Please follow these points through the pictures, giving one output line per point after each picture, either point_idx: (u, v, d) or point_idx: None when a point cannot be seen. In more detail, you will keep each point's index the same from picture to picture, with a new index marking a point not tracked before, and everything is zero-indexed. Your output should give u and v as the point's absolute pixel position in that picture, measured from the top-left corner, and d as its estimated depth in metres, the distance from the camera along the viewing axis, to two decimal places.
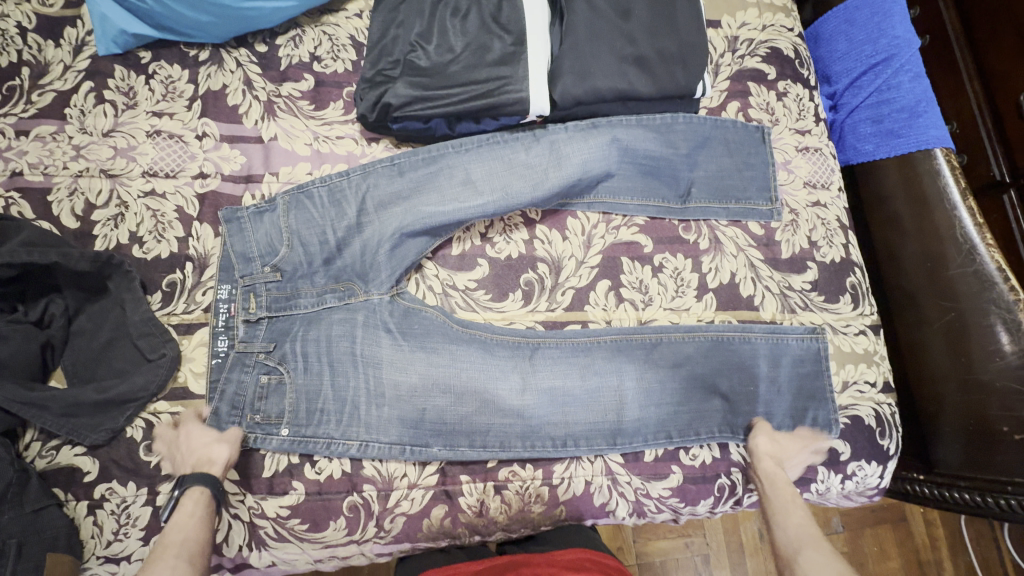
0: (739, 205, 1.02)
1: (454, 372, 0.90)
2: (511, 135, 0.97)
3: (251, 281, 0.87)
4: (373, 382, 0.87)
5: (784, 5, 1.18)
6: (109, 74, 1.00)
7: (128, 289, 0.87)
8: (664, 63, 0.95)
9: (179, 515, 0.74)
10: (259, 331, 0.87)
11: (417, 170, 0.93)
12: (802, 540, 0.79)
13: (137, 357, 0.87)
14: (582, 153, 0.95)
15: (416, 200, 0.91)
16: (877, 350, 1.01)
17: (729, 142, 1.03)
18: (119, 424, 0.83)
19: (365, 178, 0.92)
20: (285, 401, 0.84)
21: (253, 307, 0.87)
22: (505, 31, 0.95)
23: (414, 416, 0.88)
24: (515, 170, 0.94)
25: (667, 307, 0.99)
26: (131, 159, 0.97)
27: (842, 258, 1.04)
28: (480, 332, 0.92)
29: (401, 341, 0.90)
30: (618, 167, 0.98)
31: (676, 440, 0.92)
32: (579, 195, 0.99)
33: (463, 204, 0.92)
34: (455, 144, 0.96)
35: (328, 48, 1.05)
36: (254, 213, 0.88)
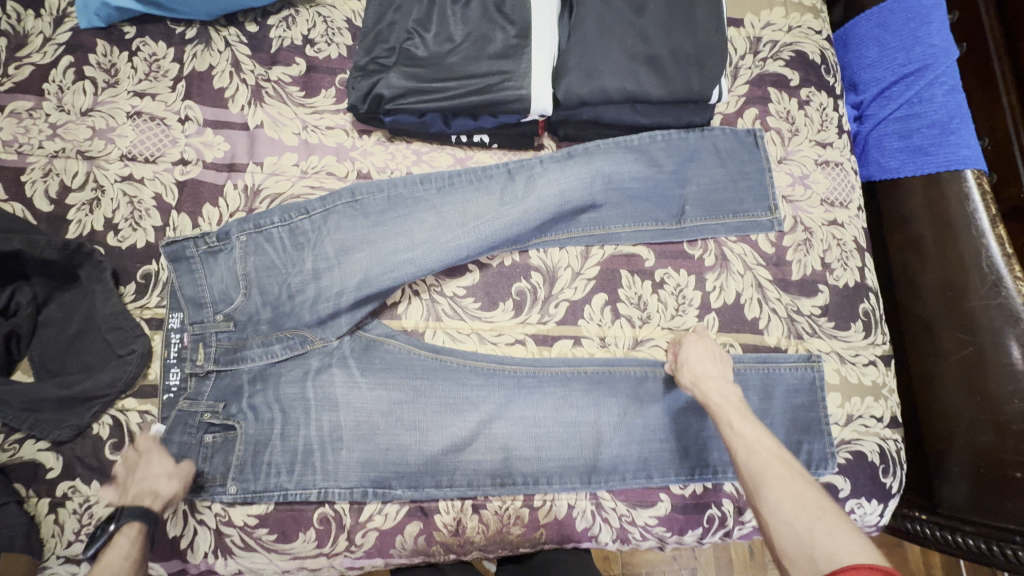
0: (738, 219, 0.96)
1: (418, 409, 0.86)
2: (483, 175, 0.91)
3: (201, 328, 0.83)
4: (328, 428, 0.83)
5: (813, 5, 1.09)
6: (90, 49, 0.95)
7: (98, 281, 0.83)
8: (678, 64, 0.88)
9: (111, 552, 0.71)
10: (205, 388, 0.83)
11: (384, 210, 0.88)
12: (758, 465, 0.67)
13: (106, 352, 0.83)
14: (560, 192, 0.90)
15: (381, 242, 0.87)
16: (886, 382, 0.95)
17: (719, 151, 0.97)
18: (84, 421, 0.80)
19: (327, 217, 0.86)
20: (233, 452, 0.80)
21: (201, 359, 0.83)
22: (508, 21, 0.88)
23: (376, 457, 0.84)
24: (488, 211, 0.89)
25: (666, 326, 0.93)
26: (109, 141, 0.92)
27: (856, 283, 0.98)
28: (453, 358, 0.88)
29: (359, 378, 0.86)
30: (602, 199, 0.93)
31: (655, 481, 0.88)
32: (564, 232, 0.94)
33: (433, 248, 0.87)
34: (421, 181, 0.90)
35: (322, 31, 0.99)
36: (206, 254, 0.83)
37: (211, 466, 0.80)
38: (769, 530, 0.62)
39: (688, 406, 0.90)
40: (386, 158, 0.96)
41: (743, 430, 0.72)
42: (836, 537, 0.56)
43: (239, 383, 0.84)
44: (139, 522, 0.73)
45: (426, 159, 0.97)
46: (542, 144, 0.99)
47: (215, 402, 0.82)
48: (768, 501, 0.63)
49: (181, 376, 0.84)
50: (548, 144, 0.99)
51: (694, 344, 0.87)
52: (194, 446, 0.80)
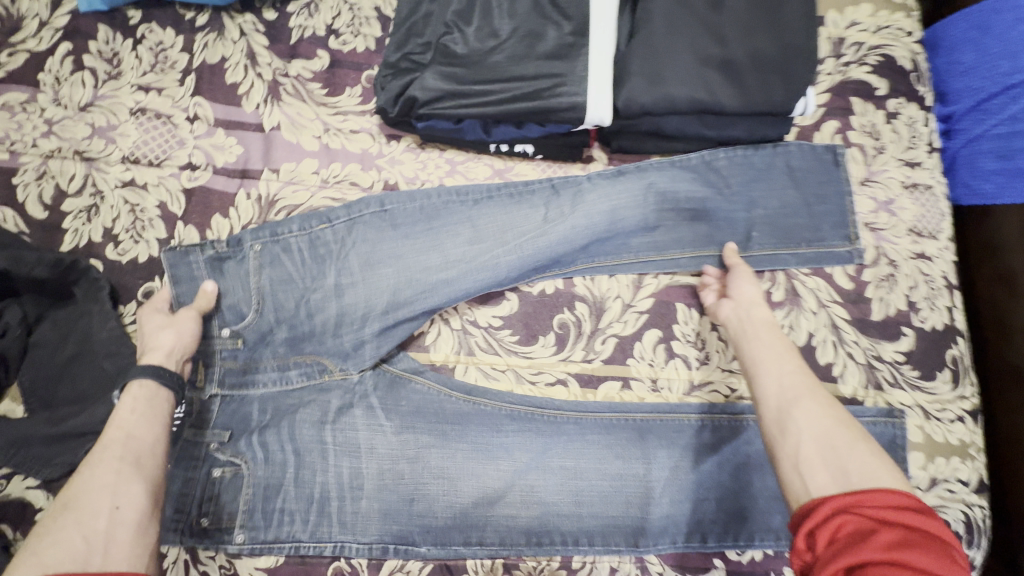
0: (812, 249, 0.83)
1: (448, 454, 0.76)
2: (526, 186, 0.81)
3: (204, 348, 0.75)
4: (349, 471, 0.75)
5: (905, 2, 0.96)
6: (91, 35, 0.85)
7: (95, 301, 0.75)
8: (759, 70, 0.75)
9: (126, 408, 0.64)
10: (211, 414, 0.74)
11: (415, 222, 0.78)
12: (797, 387, 0.63)
13: (103, 381, 0.73)
14: (610, 210, 0.79)
15: (411, 259, 0.76)
16: (973, 441, 0.83)
17: (793, 170, 0.84)
18: (77, 459, 0.71)
19: (352, 229, 0.77)
20: (239, 498, 0.71)
21: (201, 382, 0.75)
22: (563, 16, 0.77)
23: (399, 506, 0.75)
24: (532, 227, 0.78)
25: (726, 370, 0.82)
26: (110, 141, 0.82)
27: (945, 325, 0.85)
28: (486, 401, 0.78)
29: (383, 419, 0.77)
30: (657, 221, 0.81)
31: (711, 546, 0.77)
32: (614, 258, 0.82)
33: (470, 268, 0.77)
34: (457, 189, 0.80)
35: (348, 20, 0.88)
36: (212, 261, 0.74)
37: (217, 508, 0.71)
38: (801, 449, 0.58)
39: (753, 462, 0.78)
40: (416, 168, 0.85)
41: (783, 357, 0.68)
42: (874, 459, 0.55)
43: (246, 412, 0.75)
44: (153, 374, 0.67)
45: (461, 170, 0.86)
46: (591, 156, 0.88)
47: (221, 431, 0.73)
48: (797, 418, 0.60)
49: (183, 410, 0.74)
50: (598, 156, 0.88)
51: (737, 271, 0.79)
52: (202, 483, 0.71)
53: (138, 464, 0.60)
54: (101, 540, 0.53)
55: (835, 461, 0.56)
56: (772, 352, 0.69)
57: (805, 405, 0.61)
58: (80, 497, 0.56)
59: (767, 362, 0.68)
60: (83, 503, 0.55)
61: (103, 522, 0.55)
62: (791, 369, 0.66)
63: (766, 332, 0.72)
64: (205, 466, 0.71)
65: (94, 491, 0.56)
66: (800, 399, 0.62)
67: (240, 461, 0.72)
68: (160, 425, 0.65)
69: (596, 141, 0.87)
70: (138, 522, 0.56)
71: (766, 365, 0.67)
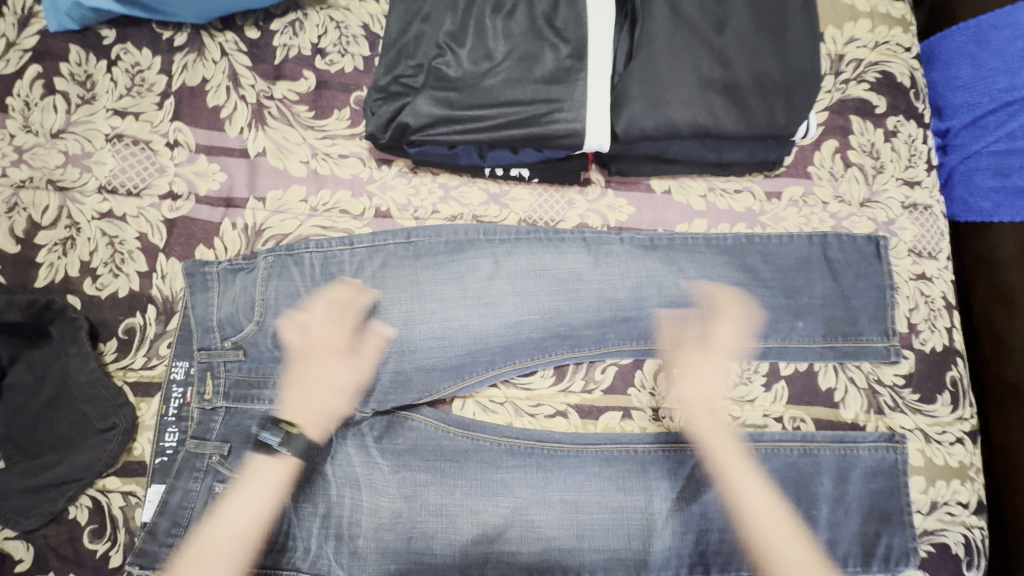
0: (848, 343, 0.81)
1: (447, 492, 0.74)
2: (556, 231, 0.81)
3: (208, 357, 0.73)
4: (350, 504, 0.71)
5: (903, 16, 0.94)
6: (61, 57, 0.80)
7: (72, 341, 0.71)
8: (761, 93, 0.74)
9: (247, 483, 0.68)
10: (213, 425, 0.72)
11: (438, 254, 0.77)
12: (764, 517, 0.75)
13: (84, 425, 0.71)
14: (637, 297, 0.78)
15: (428, 289, 0.75)
16: (973, 462, 0.83)
17: (798, 255, 0.83)
18: (59, 507, 0.68)
19: (372, 255, 0.77)
20: (240, 520, 0.67)
21: (209, 393, 0.72)
22: (560, 38, 0.75)
23: (398, 545, 0.72)
24: (553, 284, 0.77)
25: (727, 398, 0.82)
26: (84, 169, 0.78)
27: (944, 347, 0.86)
28: (486, 438, 0.76)
29: (378, 458, 0.74)
30: (699, 305, 0.79)
31: None
32: (648, 343, 0.80)
33: (488, 312, 0.76)
34: (489, 229, 0.80)
35: (335, 38, 0.85)
36: (226, 271, 0.75)
37: (218, 526, 0.67)
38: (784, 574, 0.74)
39: None
40: (409, 194, 0.82)
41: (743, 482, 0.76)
42: None
43: (247, 426, 0.72)
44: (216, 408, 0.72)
45: (455, 195, 0.83)
46: (589, 178, 0.86)
47: (221, 443, 0.70)
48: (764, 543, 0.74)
49: (179, 438, 0.72)
50: (596, 178, 0.86)
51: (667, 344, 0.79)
52: (202, 496, 0.68)
53: (242, 546, 0.66)
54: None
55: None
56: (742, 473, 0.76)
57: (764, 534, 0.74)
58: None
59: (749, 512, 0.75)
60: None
61: None
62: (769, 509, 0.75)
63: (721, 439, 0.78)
64: (208, 480, 0.69)
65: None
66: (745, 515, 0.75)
67: (244, 480, 0.68)
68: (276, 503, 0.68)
69: (594, 163, 0.86)
70: None
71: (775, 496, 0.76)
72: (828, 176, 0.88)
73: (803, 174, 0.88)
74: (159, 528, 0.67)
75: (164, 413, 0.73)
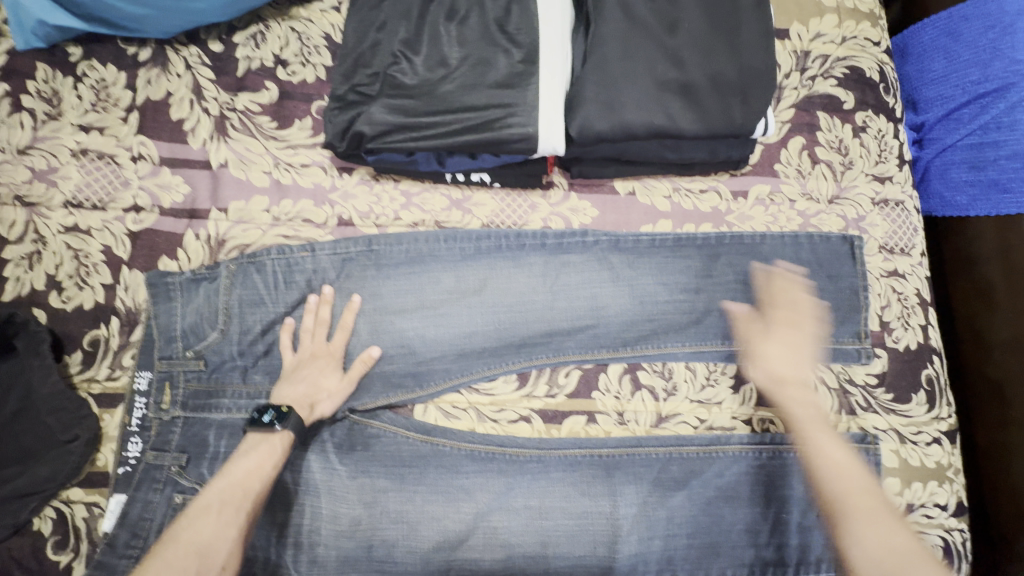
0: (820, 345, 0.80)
1: (407, 498, 0.74)
2: (518, 235, 0.80)
3: (168, 367, 0.74)
4: (310, 513, 0.72)
5: (871, 11, 0.93)
6: (28, 75, 0.82)
7: (36, 354, 0.72)
8: (717, 92, 0.73)
9: (243, 455, 0.66)
10: (172, 436, 0.72)
11: (399, 264, 0.78)
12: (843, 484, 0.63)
13: (47, 437, 0.72)
14: (591, 306, 0.79)
15: (388, 300, 0.77)
16: (952, 463, 0.81)
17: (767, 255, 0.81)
18: (21, 520, 0.69)
19: (332, 263, 0.77)
20: None
21: (167, 403, 0.73)
22: (513, 43, 0.75)
23: (358, 553, 0.71)
24: (512, 295, 0.79)
25: (694, 400, 0.81)
26: (51, 184, 0.80)
27: (919, 345, 0.84)
28: (447, 443, 0.76)
29: (338, 464, 0.74)
30: (659, 310, 0.80)
31: None
32: (609, 349, 0.79)
33: (444, 323, 0.78)
34: (448, 236, 0.79)
35: (297, 49, 0.86)
36: (189, 280, 0.75)
37: None
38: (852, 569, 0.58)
39: (722, 493, 0.76)
40: (370, 201, 0.83)
41: (831, 448, 0.66)
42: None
43: (204, 436, 0.73)
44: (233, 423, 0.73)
45: (417, 202, 0.83)
46: (551, 182, 0.85)
47: (179, 454, 0.71)
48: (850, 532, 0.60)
49: (142, 448, 0.72)
50: (559, 182, 0.85)
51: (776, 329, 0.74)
52: (161, 509, 0.69)
53: (236, 501, 0.61)
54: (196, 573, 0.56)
55: None
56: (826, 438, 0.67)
57: (908, 556, 0.57)
58: (180, 539, 0.58)
59: (862, 528, 0.60)
60: (182, 540, 0.57)
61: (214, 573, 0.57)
62: (853, 499, 0.62)
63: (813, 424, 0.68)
64: (166, 491, 0.70)
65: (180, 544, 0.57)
66: (854, 509, 0.61)
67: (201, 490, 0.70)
68: (273, 467, 0.65)
69: (556, 167, 0.85)
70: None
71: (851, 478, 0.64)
72: (795, 174, 0.87)
73: (769, 172, 0.87)
74: (118, 539, 0.68)
75: (127, 424, 0.74)
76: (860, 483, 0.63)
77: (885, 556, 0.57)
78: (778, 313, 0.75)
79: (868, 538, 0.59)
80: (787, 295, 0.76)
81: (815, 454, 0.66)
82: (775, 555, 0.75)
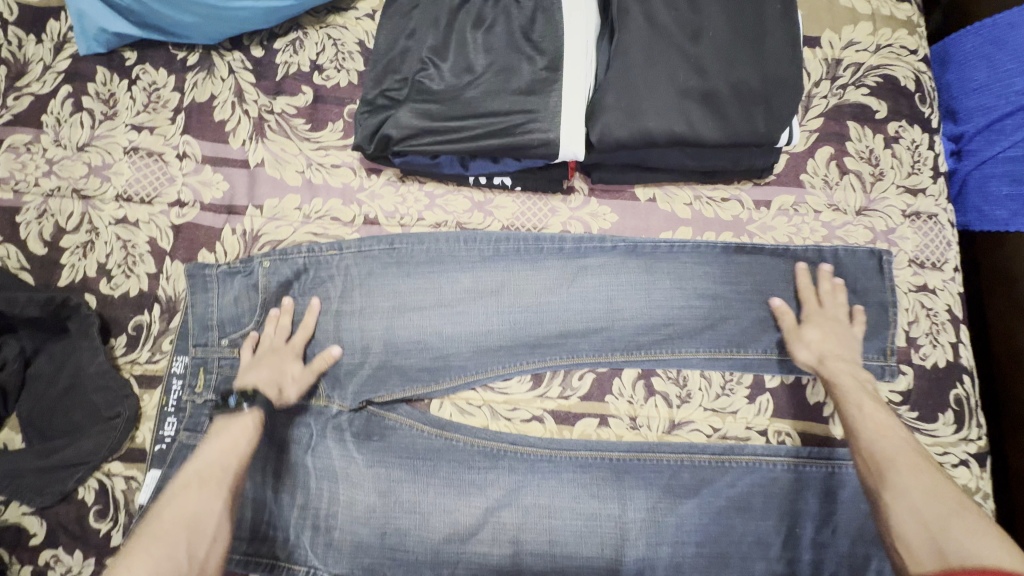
0: None
1: (420, 490, 0.76)
2: (536, 238, 0.81)
3: (203, 354, 0.78)
4: (329, 499, 0.75)
5: (908, 19, 0.91)
6: (89, 78, 0.89)
7: (86, 336, 0.78)
8: (739, 101, 0.74)
9: (212, 438, 0.69)
10: (203, 418, 0.77)
11: (420, 262, 0.81)
12: (889, 449, 0.62)
13: (93, 413, 0.77)
14: (606, 310, 0.80)
15: (408, 297, 0.80)
16: (979, 487, 0.78)
17: (786, 267, 0.80)
18: (68, 488, 0.75)
19: (357, 259, 0.81)
20: None
21: (200, 387, 0.78)
22: (538, 50, 0.77)
23: (371, 540, 0.74)
24: (527, 296, 0.80)
25: (708, 408, 0.80)
26: (105, 179, 0.86)
27: (948, 363, 0.81)
28: (460, 439, 0.78)
29: (355, 453, 0.77)
30: (675, 316, 0.80)
31: None
32: (623, 353, 0.80)
33: (461, 321, 0.80)
34: (468, 237, 0.81)
35: (332, 55, 0.90)
36: (224, 273, 0.79)
37: None
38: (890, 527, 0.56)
39: (733, 504, 0.76)
40: (396, 202, 0.86)
41: (876, 416, 0.67)
42: (972, 538, 0.51)
43: None
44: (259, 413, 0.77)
45: (440, 204, 0.86)
46: (572, 187, 0.87)
47: None
48: (890, 487, 0.59)
49: (176, 428, 0.77)
50: (580, 187, 0.87)
51: (814, 319, 0.77)
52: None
53: (215, 476, 0.64)
54: (188, 542, 0.57)
55: (925, 540, 0.53)
56: (881, 414, 0.67)
57: (955, 522, 0.53)
58: (166, 513, 0.59)
59: (907, 485, 0.58)
60: (166, 515, 0.59)
61: (203, 547, 0.58)
62: (899, 459, 0.61)
63: (859, 394, 0.70)
64: None
65: (166, 519, 0.58)
66: (897, 472, 0.59)
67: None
68: (248, 441, 0.68)
69: (577, 173, 0.87)
70: (213, 548, 0.58)
71: (886, 442, 0.64)
72: (822, 184, 0.86)
73: (794, 182, 0.86)
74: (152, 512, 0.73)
75: (164, 405, 0.79)
76: (902, 445, 0.63)
77: (927, 513, 0.55)
78: (822, 312, 0.78)
79: (913, 493, 0.57)
80: (833, 295, 0.78)
81: (860, 420, 0.67)
82: (787, 570, 0.74)
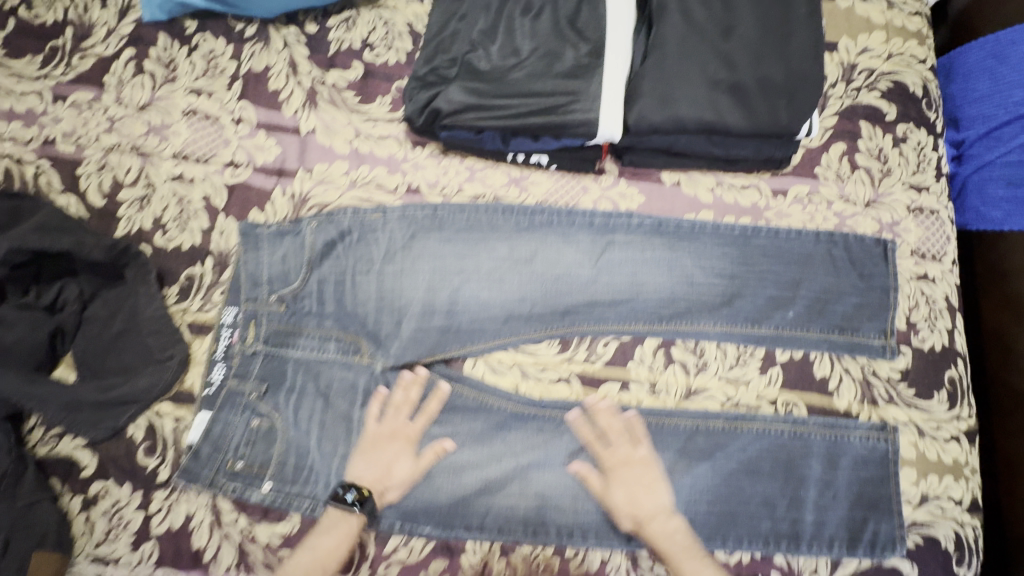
0: (845, 337, 0.85)
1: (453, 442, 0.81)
2: (569, 214, 0.88)
3: (253, 306, 0.83)
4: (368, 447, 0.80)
5: (919, 30, 0.98)
6: (151, 43, 0.94)
7: (143, 283, 0.82)
8: (764, 95, 0.80)
9: (324, 531, 0.76)
10: (252, 366, 0.82)
11: (459, 230, 0.86)
12: None
13: (146, 355, 0.82)
14: (631, 283, 0.86)
15: (448, 262, 0.85)
16: (968, 461, 0.85)
17: (799, 251, 0.87)
18: (120, 424, 0.79)
19: (401, 224, 0.86)
20: (272, 451, 0.79)
21: (250, 338, 0.82)
22: (581, 38, 0.83)
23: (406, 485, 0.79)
24: (558, 267, 0.86)
25: (723, 377, 0.86)
26: (163, 138, 0.91)
27: (943, 346, 0.88)
28: (492, 399, 0.83)
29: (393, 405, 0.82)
30: (695, 291, 0.86)
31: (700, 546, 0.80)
32: (646, 323, 0.85)
33: (496, 287, 0.85)
34: (505, 208, 0.87)
35: (383, 34, 0.95)
36: (276, 231, 0.84)
37: (252, 453, 0.79)
38: None
39: (744, 467, 0.82)
40: (438, 173, 0.91)
41: None
42: None
43: (281, 368, 0.82)
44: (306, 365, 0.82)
45: (479, 177, 0.91)
46: (603, 168, 0.93)
47: (259, 383, 0.81)
48: None
49: (224, 374, 0.81)
50: (610, 168, 0.93)
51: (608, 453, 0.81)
52: (240, 428, 0.79)
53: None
54: None
55: None
56: None
57: None
58: None
59: None
60: None
61: None
62: None
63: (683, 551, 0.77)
64: (246, 413, 0.80)
65: None
66: None
67: (276, 416, 0.80)
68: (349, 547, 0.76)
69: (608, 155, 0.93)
70: None
71: None
72: (835, 178, 0.92)
73: (809, 174, 0.92)
74: (202, 450, 0.78)
75: (213, 352, 0.83)
76: None
77: None
78: (611, 431, 0.83)
79: None
80: (611, 422, 0.83)
81: None
82: (790, 529, 0.80)
